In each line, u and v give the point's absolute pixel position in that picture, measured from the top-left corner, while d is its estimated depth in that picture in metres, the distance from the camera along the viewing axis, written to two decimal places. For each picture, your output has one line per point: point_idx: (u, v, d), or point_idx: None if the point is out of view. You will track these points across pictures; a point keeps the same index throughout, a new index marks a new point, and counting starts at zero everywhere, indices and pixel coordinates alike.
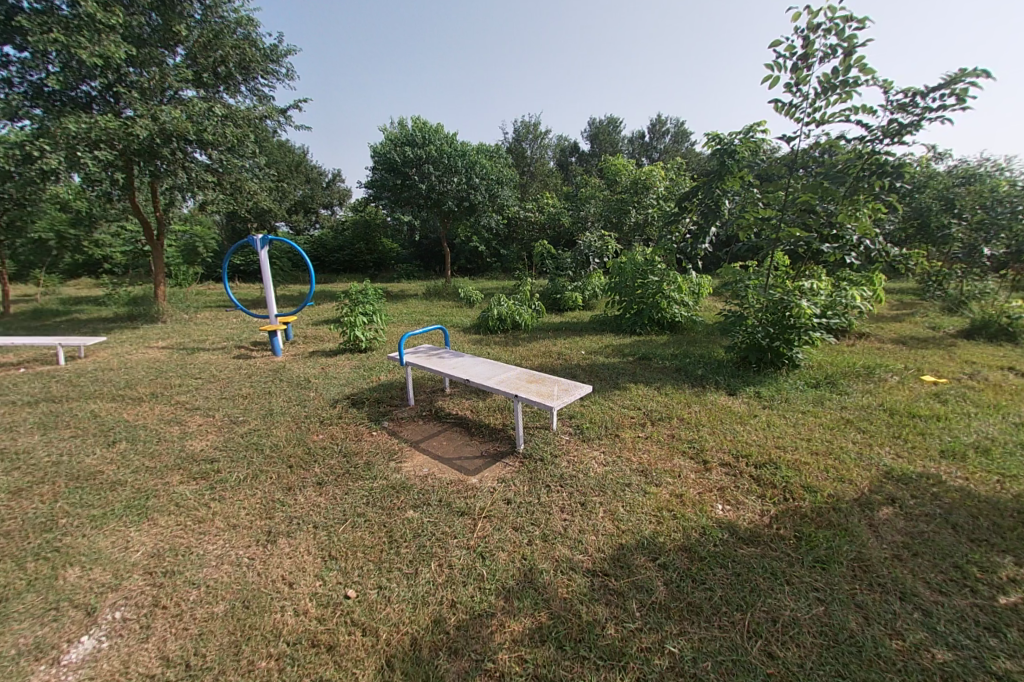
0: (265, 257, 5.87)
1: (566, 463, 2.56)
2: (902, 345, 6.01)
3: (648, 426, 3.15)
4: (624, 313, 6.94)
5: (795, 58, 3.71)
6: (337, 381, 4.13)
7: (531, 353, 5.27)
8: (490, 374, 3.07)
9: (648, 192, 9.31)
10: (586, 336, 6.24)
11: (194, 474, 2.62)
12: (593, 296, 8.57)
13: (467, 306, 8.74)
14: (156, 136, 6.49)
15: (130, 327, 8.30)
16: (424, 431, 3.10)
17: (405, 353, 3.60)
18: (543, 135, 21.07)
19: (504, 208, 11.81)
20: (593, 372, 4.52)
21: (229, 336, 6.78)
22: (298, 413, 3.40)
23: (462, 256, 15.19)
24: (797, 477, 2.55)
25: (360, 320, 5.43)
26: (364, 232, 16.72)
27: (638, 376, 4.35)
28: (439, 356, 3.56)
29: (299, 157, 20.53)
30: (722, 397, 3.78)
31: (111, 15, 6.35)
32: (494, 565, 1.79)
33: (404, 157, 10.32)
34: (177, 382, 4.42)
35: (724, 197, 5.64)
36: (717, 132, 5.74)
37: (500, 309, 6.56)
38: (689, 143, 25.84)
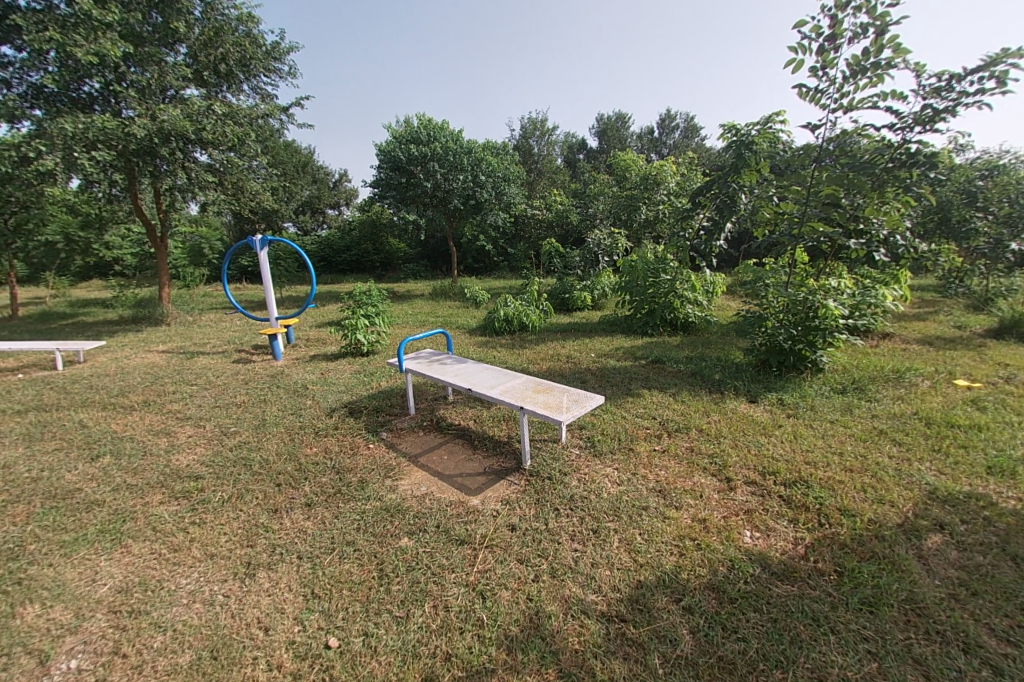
0: (264, 258, 5.70)
1: (576, 482, 2.34)
2: (930, 346, 5.71)
3: (665, 439, 2.92)
4: (635, 313, 6.70)
5: (822, 38, 3.48)
6: (336, 387, 3.95)
7: (538, 356, 5.07)
8: (494, 383, 2.85)
9: (659, 188, 9.04)
10: (596, 337, 6.01)
11: (176, 493, 2.44)
12: (602, 295, 8.33)
13: (473, 306, 8.55)
14: (154, 135, 6.36)
15: (134, 330, 8.22)
16: (423, 444, 2.90)
17: (405, 359, 3.40)
18: (550, 131, 20.82)
19: (511, 205, 11.59)
20: (604, 377, 4.31)
21: (230, 339, 6.65)
22: (291, 423, 3.21)
23: (469, 255, 15.00)
24: (832, 499, 2.31)
25: (362, 322, 5.25)
26: (370, 232, 16.59)
27: (652, 382, 4.11)
28: (441, 361, 3.35)
29: (306, 157, 20.45)
30: (742, 405, 3.54)
31: (108, 13, 6.23)
32: (495, 609, 1.58)
33: (409, 155, 10.14)
34: (172, 389, 4.27)
35: (740, 192, 5.41)
36: (734, 123, 5.46)
37: (506, 310, 6.35)
38: (699, 138, 25.40)
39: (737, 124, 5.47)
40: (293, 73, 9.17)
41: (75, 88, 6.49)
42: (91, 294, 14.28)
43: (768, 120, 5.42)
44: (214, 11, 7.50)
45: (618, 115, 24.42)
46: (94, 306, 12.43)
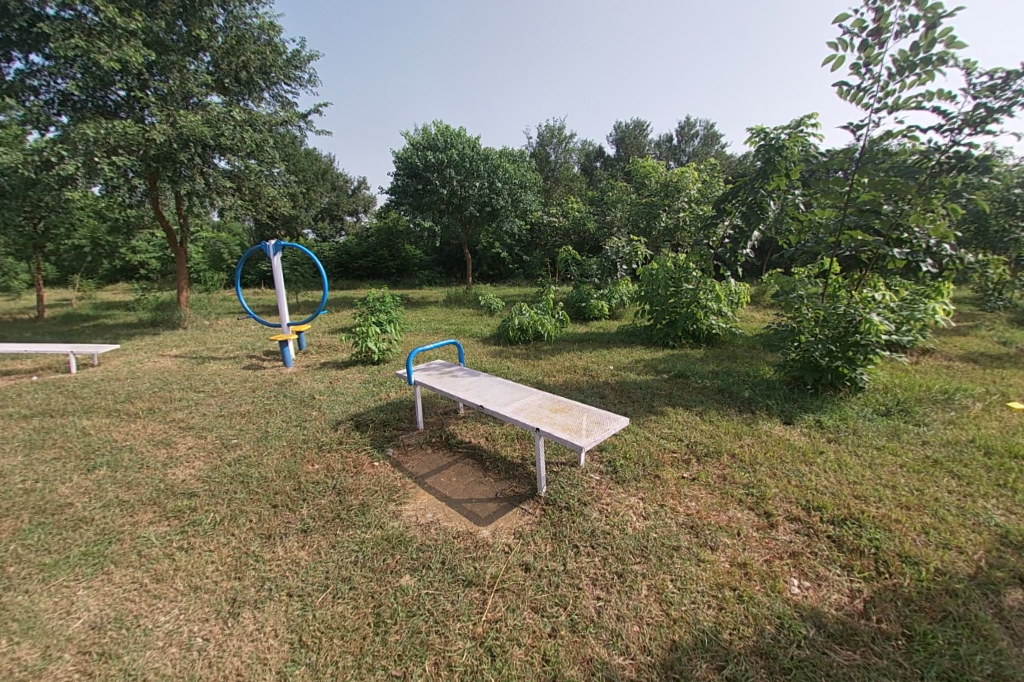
0: (277, 263, 5.60)
1: (598, 514, 2.12)
2: (974, 363, 5.33)
3: (694, 464, 2.68)
4: (655, 323, 6.44)
5: (865, 33, 3.24)
6: (343, 398, 3.79)
7: (555, 367, 4.85)
8: (508, 400, 2.64)
9: (680, 195, 8.79)
10: (614, 348, 5.77)
11: (167, 513, 2.28)
12: (620, 305, 8.10)
13: (488, 314, 8.38)
14: (173, 141, 6.38)
15: (151, 333, 8.25)
16: (431, 463, 2.70)
17: (414, 370, 3.21)
18: (568, 139, 20.71)
19: (528, 212, 11.44)
20: (624, 391, 4.07)
21: (243, 344, 6.59)
22: (294, 437, 3.05)
23: (484, 262, 14.88)
24: (890, 542, 2.07)
25: (373, 330, 5.11)
26: (386, 238, 16.63)
27: (675, 398, 3.86)
28: (452, 374, 3.15)
29: (325, 165, 20.68)
30: (777, 427, 3.27)
31: (132, 20, 6.29)
32: (506, 671, 1.37)
33: (426, 161, 10.09)
34: (178, 395, 4.16)
35: (768, 198, 5.20)
36: (763, 128, 5.20)
37: (522, 319, 6.16)
38: (719, 146, 25.01)
39: (765, 129, 5.21)
40: (313, 80, 9.21)
41: (99, 95, 6.57)
42: (115, 297, 14.56)
43: (799, 124, 5.15)
44: (236, 19, 7.56)
45: (637, 123, 24.19)
46: (117, 308, 12.63)
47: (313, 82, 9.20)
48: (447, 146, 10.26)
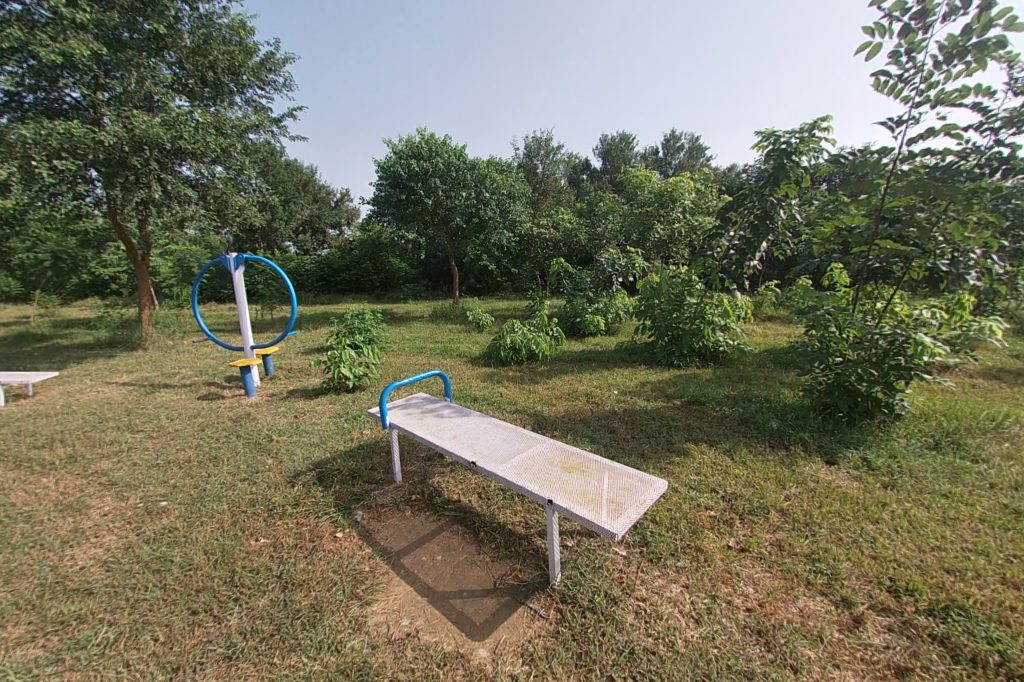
0: (239, 278, 4.93)
1: (635, 618, 1.58)
2: (999, 380, 4.96)
3: (739, 528, 2.16)
4: (657, 340, 5.96)
5: (908, 16, 2.87)
6: (306, 439, 3.18)
7: (553, 393, 4.31)
8: (507, 453, 2.06)
9: (675, 205, 8.40)
10: (616, 369, 5.26)
11: (44, 626, 1.68)
12: (617, 319, 7.64)
13: (476, 331, 7.84)
14: (124, 143, 5.74)
15: (105, 356, 7.50)
16: (410, 532, 2.13)
17: (390, 412, 2.60)
18: (555, 150, 20.40)
19: (516, 223, 10.98)
20: (634, 422, 3.53)
21: (203, 369, 5.90)
22: (239, 498, 2.44)
23: (471, 275, 14.38)
24: (1019, 646, 1.57)
25: (348, 354, 4.49)
26: (370, 252, 16.06)
27: (698, 431, 3.33)
28: (437, 415, 2.57)
29: (307, 176, 20.04)
30: (822, 471, 2.78)
31: (81, 12, 5.69)
32: None
33: (409, 170, 9.56)
34: (111, 437, 3.51)
35: (779, 206, 4.99)
36: (772, 131, 4.81)
37: (513, 337, 5.64)
38: (704, 158, 25.11)
39: (776, 132, 4.83)
40: (289, 84, 8.70)
41: (43, 94, 5.93)
42: (78, 314, 13.66)
43: (812, 125, 4.78)
44: (204, 17, 7.03)
45: (623, 135, 24.09)
46: (77, 327, 11.78)
47: (289, 88, 8.69)
48: (431, 155, 9.77)
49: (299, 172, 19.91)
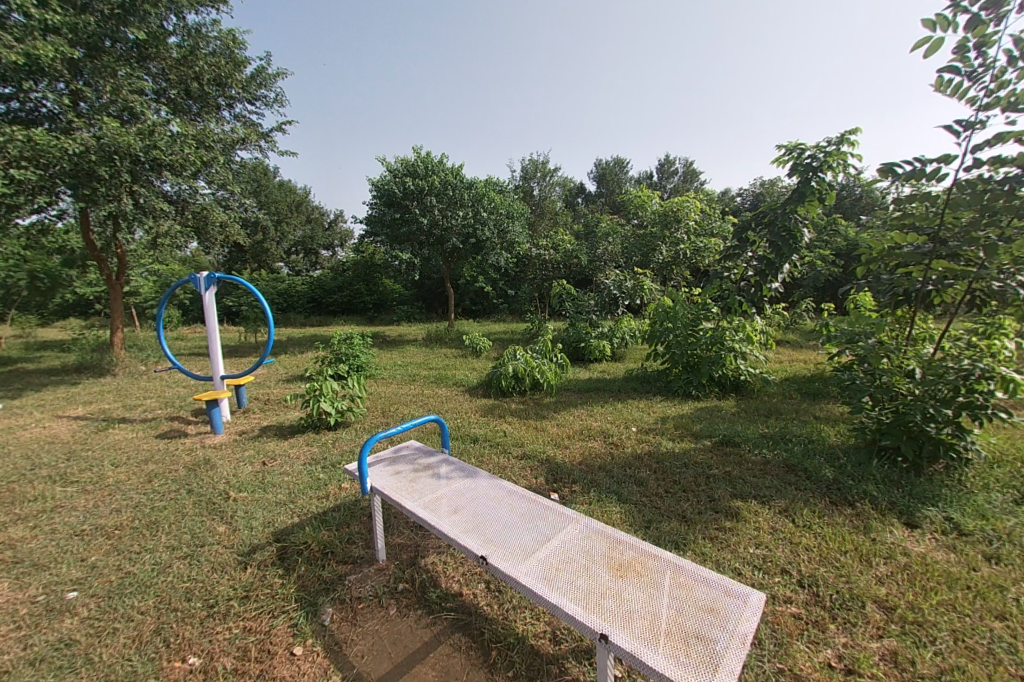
0: (210, 300, 4.32)
1: None
2: None
3: (836, 635, 1.67)
4: (671, 369, 5.45)
5: (977, 5, 2.50)
6: (271, 498, 2.61)
7: (564, 432, 3.76)
8: (529, 541, 1.51)
9: (681, 226, 8.02)
10: (630, 401, 4.76)
11: None
12: (623, 344, 7.17)
13: (473, 356, 7.33)
14: (91, 153, 5.24)
15: (69, 383, 6.88)
16: (396, 646, 1.59)
17: (371, 475, 2.02)
18: (552, 172, 20.24)
19: (514, 244, 10.59)
20: (664, 470, 3.00)
21: (170, 400, 5.32)
22: (171, 593, 1.89)
23: (467, 297, 13.93)
24: None
25: (329, 386, 3.91)
26: (363, 273, 15.63)
27: (740, 483, 2.81)
28: (432, 476, 2.01)
29: (301, 197, 19.71)
30: (908, 541, 2.26)
31: (52, 14, 5.28)
32: None
33: (404, 189, 9.18)
34: (38, 490, 2.93)
35: (802, 225, 4.67)
36: (798, 143, 4.45)
37: (515, 364, 5.13)
38: (698, 183, 25.22)
39: (801, 145, 4.47)
40: (280, 99, 8.35)
41: (15, 103, 5.52)
42: (53, 335, 12.98)
43: (839, 139, 4.43)
44: (191, 28, 6.67)
45: (618, 159, 24.09)
46: (50, 349, 11.11)
47: (280, 104, 8.32)
48: (427, 173, 9.40)
49: (292, 192, 19.57)
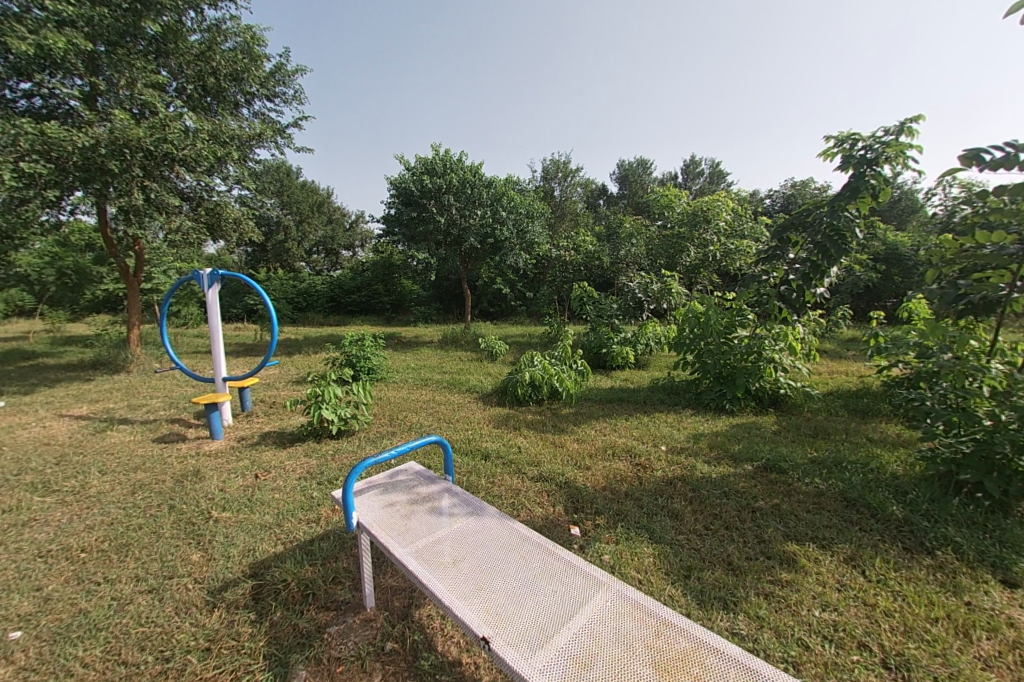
0: (213, 298, 4.10)
1: None
2: None
3: None
4: (702, 380, 5.03)
5: None
6: (255, 520, 2.33)
7: (586, 449, 3.41)
8: (547, 617, 1.19)
9: (711, 227, 7.56)
10: (657, 414, 4.37)
11: None
12: (647, 350, 6.77)
13: (489, 361, 7.02)
14: (102, 147, 5.12)
15: (83, 379, 6.83)
16: None
17: (358, 508, 1.70)
18: (574, 173, 19.85)
19: (534, 245, 10.26)
20: (702, 500, 2.62)
21: (176, 400, 5.14)
22: (124, 641, 1.61)
23: (484, 299, 13.68)
24: None
25: (331, 393, 3.63)
26: (382, 273, 15.52)
27: (793, 522, 2.42)
28: (431, 511, 1.69)
29: (323, 196, 19.77)
30: (1012, 609, 1.85)
31: (67, 6, 5.18)
32: None
33: (422, 188, 8.95)
34: (17, 500, 2.72)
35: (855, 226, 4.20)
36: (849, 133, 4.01)
37: (533, 371, 4.79)
38: (725, 185, 24.48)
39: (853, 135, 4.03)
40: (299, 96, 8.20)
41: (34, 98, 5.47)
42: (79, 330, 13.18)
43: (898, 129, 3.97)
44: (210, 24, 6.56)
45: (641, 160, 23.53)
46: (74, 343, 11.24)
47: (298, 100, 8.16)
48: (446, 172, 9.15)
49: (314, 193, 19.67)
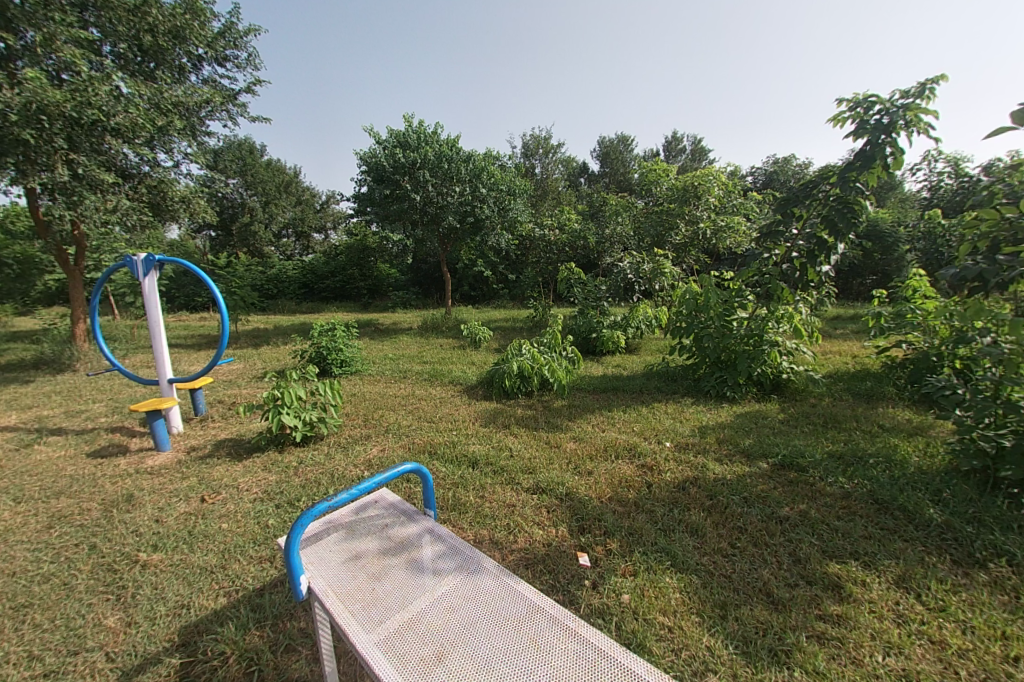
0: (152, 287, 3.55)
1: None
2: None
3: None
4: (700, 365, 4.73)
5: None
6: (194, 564, 1.92)
7: (585, 449, 3.06)
8: None
9: (702, 202, 7.20)
10: (656, 404, 4.05)
11: None
12: (638, 334, 6.45)
13: (472, 349, 6.60)
14: (13, 113, 4.40)
15: (20, 380, 6.17)
16: None
17: (312, 569, 1.31)
18: (554, 149, 19.17)
19: (516, 225, 9.77)
20: (721, 510, 2.31)
21: (122, 404, 4.59)
22: None
23: (465, 282, 13.15)
24: None
25: (292, 394, 3.16)
26: (357, 257, 14.78)
27: (828, 534, 2.12)
28: (408, 569, 1.30)
29: (291, 176, 18.68)
30: None
31: None
32: None
33: (395, 163, 8.33)
34: None
35: (865, 196, 3.89)
36: (864, 95, 3.67)
37: (521, 361, 4.39)
38: (706, 162, 24.15)
39: (868, 98, 3.69)
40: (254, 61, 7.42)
41: None
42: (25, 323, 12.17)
43: (917, 91, 3.64)
44: None
45: (622, 137, 23.01)
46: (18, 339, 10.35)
47: (253, 66, 7.40)
48: (420, 146, 8.54)
49: (281, 172, 18.55)
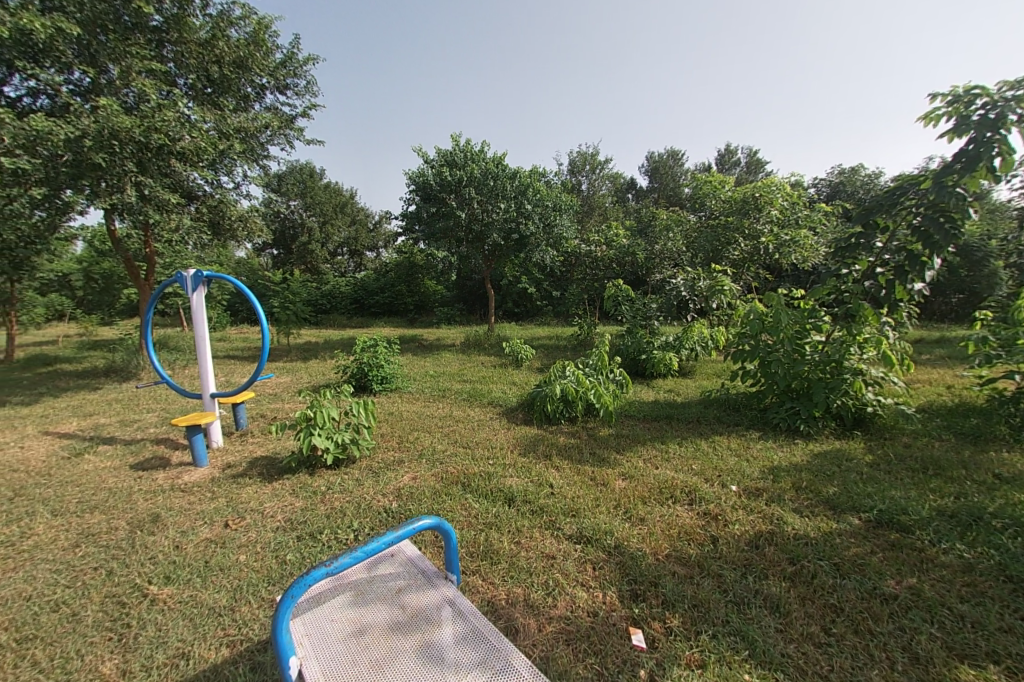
0: (199, 302, 3.59)
1: None
2: None
3: None
4: (766, 393, 4.24)
5: None
6: (203, 604, 1.76)
7: (635, 488, 2.72)
8: None
9: (764, 215, 6.67)
10: (715, 438, 3.62)
11: None
12: (692, 356, 5.98)
13: (514, 368, 6.37)
14: (89, 139, 4.73)
15: (91, 388, 6.57)
16: None
17: (311, 648, 1.13)
18: (602, 165, 18.87)
19: (562, 241, 9.55)
20: (804, 578, 1.91)
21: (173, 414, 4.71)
22: None
23: (510, 298, 13.01)
24: None
25: (325, 414, 3.04)
26: (405, 273, 15.07)
27: (951, 624, 1.67)
28: (418, 658, 1.09)
29: (347, 197, 19.54)
30: None
31: None
32: None
33: (441, 180, 8.39)
34: None
35: (969, 204, 3.35)
36: (965, 88, 3.19)
37: (565, 384, 4.09)
38: (764, 175, 22.97)
39: (970, 91, 3.20)
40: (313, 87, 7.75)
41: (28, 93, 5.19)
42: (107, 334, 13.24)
43: None
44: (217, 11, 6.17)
45: (673, 152, 22.37)
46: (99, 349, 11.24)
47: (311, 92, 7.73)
48: (466, 163, 8.57)
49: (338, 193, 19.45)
